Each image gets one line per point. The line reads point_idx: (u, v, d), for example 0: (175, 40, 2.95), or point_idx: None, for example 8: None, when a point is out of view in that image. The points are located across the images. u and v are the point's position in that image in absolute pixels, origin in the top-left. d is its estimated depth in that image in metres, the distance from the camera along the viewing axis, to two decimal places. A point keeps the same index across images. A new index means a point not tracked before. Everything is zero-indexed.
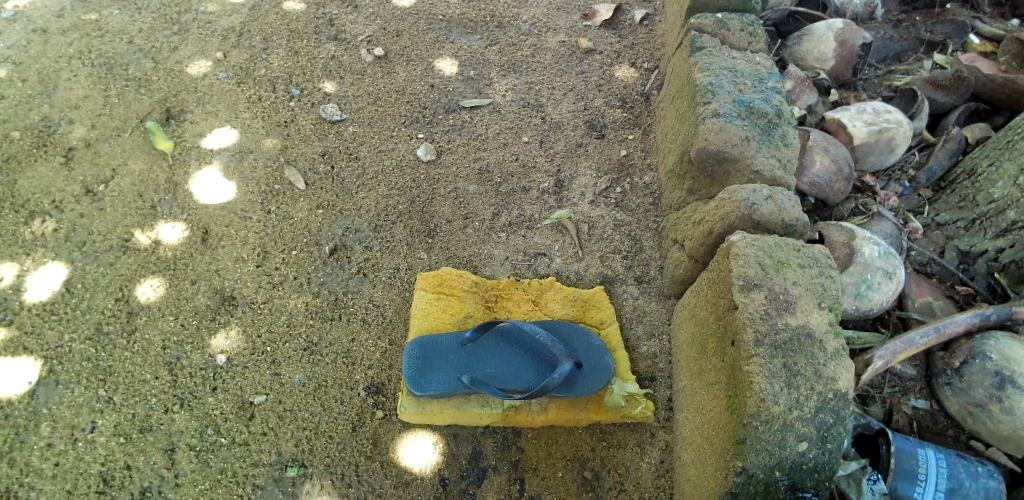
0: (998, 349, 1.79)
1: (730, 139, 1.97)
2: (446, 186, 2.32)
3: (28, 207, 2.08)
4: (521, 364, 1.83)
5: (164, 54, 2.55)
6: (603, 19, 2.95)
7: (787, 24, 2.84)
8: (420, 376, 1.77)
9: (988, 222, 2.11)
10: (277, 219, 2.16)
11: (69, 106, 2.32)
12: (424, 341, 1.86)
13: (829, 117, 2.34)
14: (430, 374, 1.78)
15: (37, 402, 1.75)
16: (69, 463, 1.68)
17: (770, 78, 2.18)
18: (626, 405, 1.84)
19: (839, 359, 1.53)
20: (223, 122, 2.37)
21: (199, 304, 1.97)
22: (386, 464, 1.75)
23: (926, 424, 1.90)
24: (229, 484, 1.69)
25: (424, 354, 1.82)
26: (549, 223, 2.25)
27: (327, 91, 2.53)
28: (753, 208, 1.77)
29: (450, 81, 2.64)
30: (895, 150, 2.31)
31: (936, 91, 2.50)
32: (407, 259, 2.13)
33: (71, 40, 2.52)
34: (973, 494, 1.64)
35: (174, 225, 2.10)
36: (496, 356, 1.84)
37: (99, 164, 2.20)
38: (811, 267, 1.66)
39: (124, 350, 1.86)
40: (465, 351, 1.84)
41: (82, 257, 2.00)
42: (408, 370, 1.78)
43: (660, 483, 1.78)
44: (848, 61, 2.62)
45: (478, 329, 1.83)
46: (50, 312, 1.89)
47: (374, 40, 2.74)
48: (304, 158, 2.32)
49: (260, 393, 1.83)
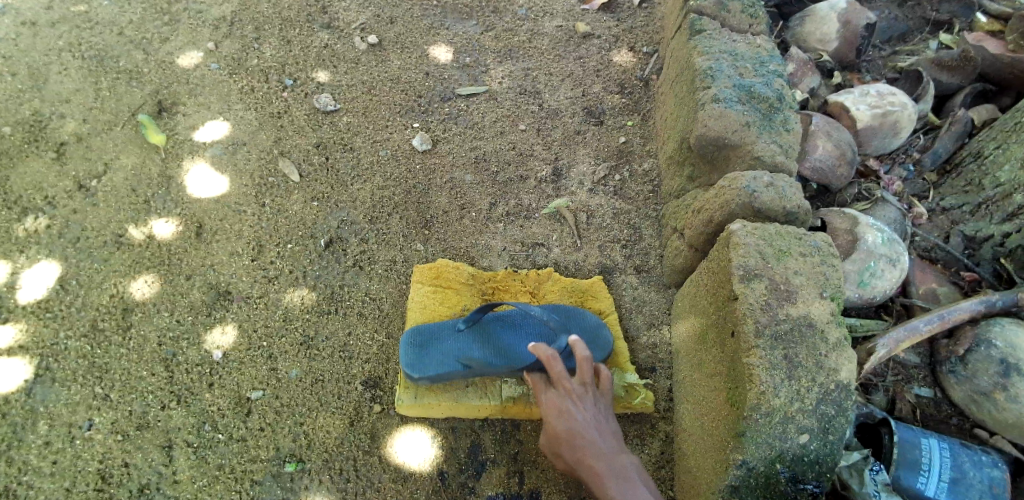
0: (1003, 336, 1.76)
1: (730, 125, 1.93)
2: (442, 176, 2.29)
3: (21, 204, 2.06)
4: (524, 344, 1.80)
5: (155, 45, 2.51)
6: (601, 2, 2.89)
7: (788, 5, 2.77)
8: (417, 358, 1.75)
9: (994, 207, 2.08)
10: (271, 213, 2.13)
11: (61, 101, 2.29)
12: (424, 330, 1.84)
13: (832, 100, 2.29)
14: (428, 358, 1.75)
15: (34, 399, 1.75)
16: (68, 461, 1.67)
17: (772, 61, 2.13)
18: (626, 395, 1.82)
19: (841, 350, 1.50)
20: (216, 115, 2.34)
21: (195, 299, 1.95)
22: (384, 459, 1.74)
23: (930, 412, 1.88)
24: (227, 480, 1.68)
25: (422, 340, 1.80)
26: (547, 212, 2.22)
27: (321, 81, 2.49)
28: (754, 196, 1.74)
29: (445, 69, 2.60)
30: (899, 133, 2.26)
31: (942, 73, 2.45)
32: (404, 251, 2.10)
33: (61, 33, 2.49)
34: (977, 484, 1.61)
35: (168, 221, 2.08)
36: (497, 339, 1.81)
37: (92, 159, 2.17)
38: (813, 255, 1.63)
39: (120, 347, 1.85)
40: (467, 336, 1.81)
41: (76, 254, 1.99)
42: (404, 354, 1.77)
43: (661, 474, 1.77)
44: (851, 42, 2.56)
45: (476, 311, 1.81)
46: (45, 309, 1.88)
47: (368, 28, 2.70)
48: (298, 149, 2.29)
49: (257, 388, 1.82)
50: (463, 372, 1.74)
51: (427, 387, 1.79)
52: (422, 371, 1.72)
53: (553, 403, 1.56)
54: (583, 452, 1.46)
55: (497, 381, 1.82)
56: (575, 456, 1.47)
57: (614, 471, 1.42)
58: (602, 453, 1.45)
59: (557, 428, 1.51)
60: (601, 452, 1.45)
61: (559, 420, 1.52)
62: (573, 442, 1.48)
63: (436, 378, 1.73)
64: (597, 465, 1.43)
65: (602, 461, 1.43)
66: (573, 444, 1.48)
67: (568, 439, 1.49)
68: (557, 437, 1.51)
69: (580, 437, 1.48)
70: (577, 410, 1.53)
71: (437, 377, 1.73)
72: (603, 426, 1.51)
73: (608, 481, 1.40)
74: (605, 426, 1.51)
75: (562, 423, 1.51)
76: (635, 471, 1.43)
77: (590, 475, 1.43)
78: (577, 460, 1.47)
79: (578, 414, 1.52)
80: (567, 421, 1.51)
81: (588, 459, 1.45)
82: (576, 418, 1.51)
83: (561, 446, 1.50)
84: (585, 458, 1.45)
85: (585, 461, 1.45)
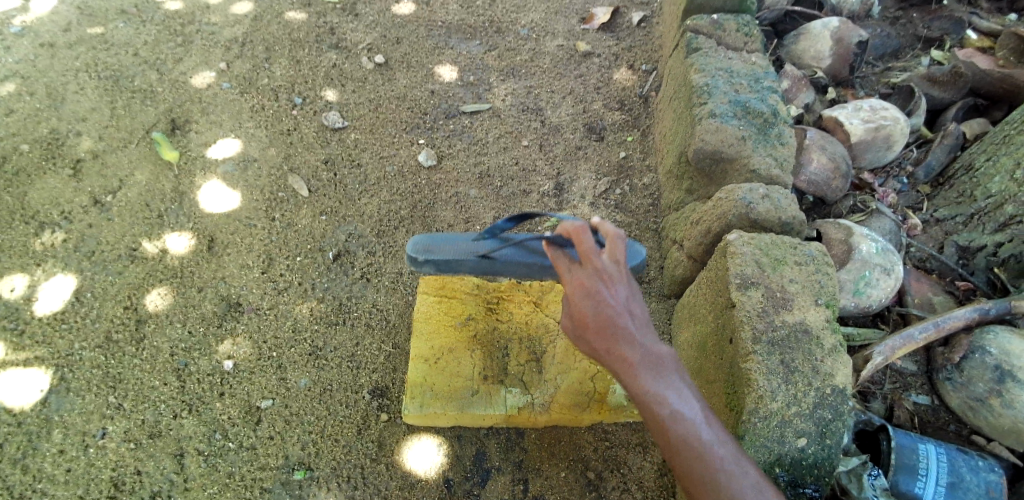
0: (997, 343, 1.80)
1: (726, 139, 1.99)
2: (447, 191, 2.35)
3: (38, 219, 2.12)
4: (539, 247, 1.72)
5: (169, 65, 2.59)
6: (601, 22, 2.98)
7: (783, 23, 2.85)
8: (426, 247, 1.73)
9: (987, 217, 2.14)
10: (281, 227, 2.19)
11: (77, 119, 2.37)
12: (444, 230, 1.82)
13: (827, 115, 2.35)
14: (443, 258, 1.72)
15: (49, 409, 1.79)
16: (81, 469, 1.71)
17: (766, 78, 2.20)
18: (628, 405, 1.84)
19: (837, 355, 1.54)
20: (227, 132, 2.41)
21: (206, 311, 2.00)
22: (391, 466, 1.78)
23: (927, 419, 1.92)
24: (238, 487, 1.72)
25: (436, 241, 1.75)
26: (550, 226, 2.27)
27: (329, 100, 2.57)
28: (750, 207, 1.79)
29: (450, 87, 2.67)
30: (893, 146, 2.31)
31: (933, 87, 2.51)
32: (410, 263, 2.15)
33: (78, 54, 2.57)
34: (974, 487, 1.64)
35: (181, 235, 2.14)
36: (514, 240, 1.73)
37: (107, 175, 2.24)
38: (808, 264, 1.67)
39: (133, 357, 1.89)
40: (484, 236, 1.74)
41: (91, 267, 2.04)
42: (414, 243, 1.74)
43: (663, 481, 1.80)
44: (844, 59, 2.64)
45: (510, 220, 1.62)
46: (60, 321, 1.93)
47: (375, 47, 2.78)
48: (307, 166, 2.36)
49: (267, 397, 1.86)
50: (469, 264, 1.69)
51: (434, 396, 1.81)
52: (426, 257, 1.69)
53: (580, 283, 1.31)
54: (616, 341, 1.24)
55: (502, 391, 1.84)
56: (607, 346, 1.25)
57: (650, 364, 1.22)
58: (638, 342, 1.24)
59: (585, 313, 1.28)
60: (637, 341, 1.24)
61: (589, 303, 1.28)
62: (603, 328, 1.26)
63: (441, 266, 1.71)
64: (631, 357, 1.23)
65: (638, 353, 1.23)
66: (605, 332, 1.26)
67: (598, 324, 1.27)
68: (585, 322, 1.29)
69: (614, 324, 1.26)
70: (609, 293, 1.29)
71: (443, 267, 1.71)
72: (640, 311, 1.29)
73: (643, 375, 1.21)
74: (642, 310, 1.29)
75: (592, 307, 1.28)
76: (673, 362, 1.24)
77: (621, 369, 1.23)
78: (606, 350, 1.26)
79: (611, 297, 1.28)
80: (599, 305, 1.28)
81: (621, 350, 1.24)
82: (609, 303, 1.28)
83: (589, 333, 1.28)
84: (617, 349, 1.24)
85: (617, 352, 1.24)
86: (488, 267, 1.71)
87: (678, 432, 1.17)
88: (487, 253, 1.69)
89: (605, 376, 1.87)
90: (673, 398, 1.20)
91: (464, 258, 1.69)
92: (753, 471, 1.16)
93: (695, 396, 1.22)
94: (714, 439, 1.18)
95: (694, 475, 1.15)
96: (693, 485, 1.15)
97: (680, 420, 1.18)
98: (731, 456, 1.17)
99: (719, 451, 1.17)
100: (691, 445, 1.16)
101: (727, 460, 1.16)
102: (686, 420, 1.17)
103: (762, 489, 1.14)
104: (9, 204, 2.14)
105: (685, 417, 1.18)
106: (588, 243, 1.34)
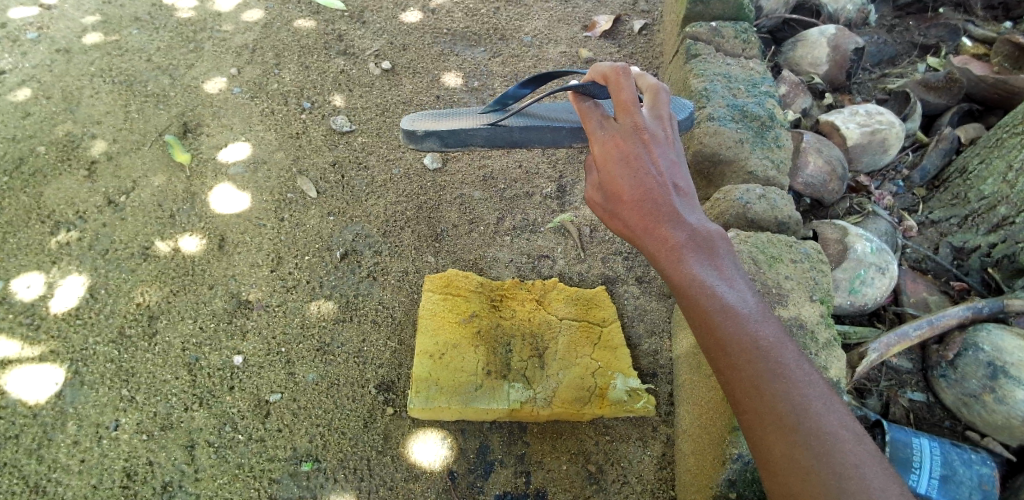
0: (990, 340, 1.83)
1: (725, 142, 2.05)
2: (452, 192, 2.40)
3: (53, 218, 2.18)
4: (553, 117, 1.75)
5: (181, 71, 2.66)
6: (602, 29, 3.04)
7: (781, 31, 2.93)
8: (427, 124, 1.73)
9: (980, 218, 2.22)
10: (290, 226, 2.25)
11: (92, 122, 2.43)
12: (440, 111, 1.82)
13: (824, 119, 2.41)
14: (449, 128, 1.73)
15: (63, 401, 1.84)
16: (95, 459, 1.75)
17: (763, 83, 2.27)
18: (628, 400, 1.89)
19: (831, 349, 1.58)
20: (238, 136, 2.47)
21: (217, 307, 2.05)
22: (397, 458, 1.82)
23: (923, 415, 1.96)
24: (246, 478, 1.76)
25: (435, 117, 1.79)
26: (552, 227, 2.32)
27: (336, 105, 2.63)
28: (747, 207, 1.86)
29: (455, 93, 2.73)
30: (888, 150, 2.38)
31: (930, 93, 2.58)
32: (416, 263, 2.20)
33: (92, 59, 2.64)
34: (967, 480, 1.67)
35: (193, 236, 2.19)
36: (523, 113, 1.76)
37: (121, 177, 2.30)
38: (803, 261, 1.74)
39: (146, 351, 1.94)
40: (491, 110, 1.77)
41: (105, 265, 2.10)
42: (411, 123, 1.75)
43: (663, 475, 1.83)
44: (841, 65, 2.70)
45: (530, 82, 1.71)
46: (75, 317, 1.99)
47: (382, 54, 2.85)
48: (316, 168, 2.41)
49: (276, 391, 1.90)
50: (481, 134, 1.70)
51: (439, 390, 1.86)
52: (428, 130, 1.69)
53: (619, 147, 1.27)
54: (656, 216, 1.22)
55: (505, 386, 1.89)
56: (644, 222, 1.22)
57: (695, 244, 1.20)
58: (681, 220, 1.22)
59: (621, 182, 1.25)
60: (680, 218, 1.22)
61: (626, 172, 1.25)
62: (643, 200, 1.23)
63: (447, 140, 1.72)
64: (672, 236, 1.21)
65: (680, 231, 1.21)
66: (642, 206, 1.23)
67: (636, 198, 1.23)
68: (620, 195, 1.25)
69: (653, 197, 1.23)
70: (651, 161, 1.26)
71: (449, 140, 1.72)
72: (683, 185, 1.26)
73: (686, 256, 1.19)
74: (683, 179, 1.27)
75: (630, 177, 1.24)
76: (718, 244, 1.22)
77: (662, 247, 1.21)
78: (645, 226, 1.23)
79: (652, 167, 1.25)
80: (637, 173, 1.25)
81: (663, 229, 1.21)
82: (649, 171, 1.25)
83: (625, 207, 1.25)
84: (658, 225, 1.22)
85: (656, 230, 1.21)
86: (503, 138, 1.71)
87: (724, 324, 1.14)
88: (500, 122, 1.68)
89: (606, 372, 1.93)
90: (719, 286, 1.18)
91: (476, 127, 1.69)
92: (809, 373, 1.11)
93: (744, 286, 1.20)
94: (766, 333, 1.14)
95: (741, 373, 1.11)
96: (739, 384, 1.11)
97: (726, 310, 1.15)
98: (787, 352, 1.13)
99: (772, 347, 1.12)
100: (740, 340, 1.13)
101: (781, 357, 1.12)
102: (734, 309, 1.15)
103: (817, 390, 1.09)
104: (26, 203, 2.20)
105: (732, 309, 1.15)
106: (626, 101, 1.31)
